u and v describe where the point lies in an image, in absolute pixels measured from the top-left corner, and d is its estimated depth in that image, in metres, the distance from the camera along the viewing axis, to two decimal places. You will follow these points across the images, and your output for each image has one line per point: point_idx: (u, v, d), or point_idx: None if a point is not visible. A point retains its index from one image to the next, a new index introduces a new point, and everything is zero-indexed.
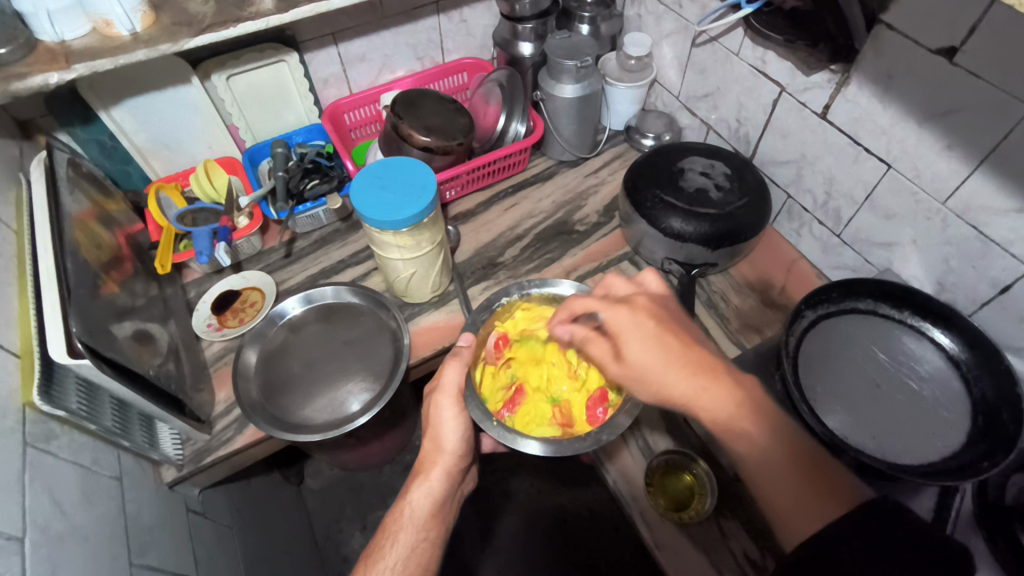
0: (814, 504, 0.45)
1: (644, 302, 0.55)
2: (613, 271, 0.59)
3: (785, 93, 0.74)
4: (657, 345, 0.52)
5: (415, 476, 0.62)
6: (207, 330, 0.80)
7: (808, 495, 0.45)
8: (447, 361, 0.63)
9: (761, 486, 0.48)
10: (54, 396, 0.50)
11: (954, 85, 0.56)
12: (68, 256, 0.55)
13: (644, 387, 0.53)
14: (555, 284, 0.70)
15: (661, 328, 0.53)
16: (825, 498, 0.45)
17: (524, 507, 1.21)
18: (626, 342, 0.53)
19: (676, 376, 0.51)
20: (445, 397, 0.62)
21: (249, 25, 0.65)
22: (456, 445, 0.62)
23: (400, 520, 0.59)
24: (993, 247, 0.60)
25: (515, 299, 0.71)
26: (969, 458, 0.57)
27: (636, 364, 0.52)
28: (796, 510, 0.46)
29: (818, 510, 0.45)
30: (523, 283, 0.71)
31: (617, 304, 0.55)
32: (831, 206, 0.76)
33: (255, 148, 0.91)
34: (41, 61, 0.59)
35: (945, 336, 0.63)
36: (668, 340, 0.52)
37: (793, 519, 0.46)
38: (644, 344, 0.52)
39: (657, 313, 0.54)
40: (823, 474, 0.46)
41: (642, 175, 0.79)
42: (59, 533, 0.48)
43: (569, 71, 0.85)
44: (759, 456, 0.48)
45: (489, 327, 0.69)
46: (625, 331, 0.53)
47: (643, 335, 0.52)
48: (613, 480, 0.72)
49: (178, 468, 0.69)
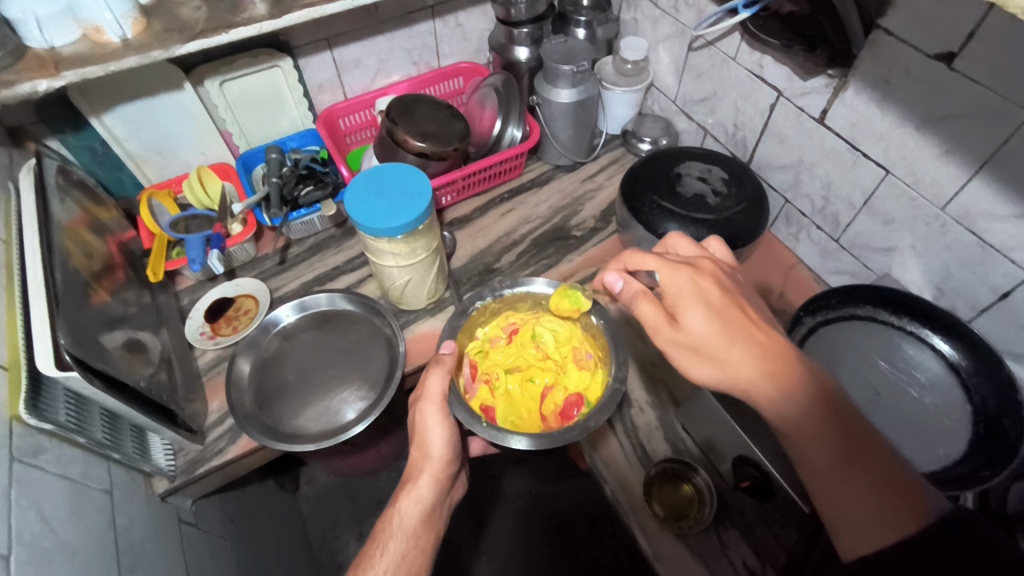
0: (888, 513, 0.42)
1: (709, 267, 0.53)
2: (676, 232, 0.58)
3: (782, 98, 0.73)
4: (720, 321, 0.48)
5: (403, 485, 0.61)
6: (200, 339, 0.79)
7: (879, 504, 0.42)
8: (428, 368, 0.61)
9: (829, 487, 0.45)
10: (42, 409, 0.49)
11: (953, 91, 0.55)
12: (58, 265, 0.54)
13: (695, 360, 0.49)
14: (527, 283, 0.71)
15: (725, 302, 0.49)
16: (903, 508, 0.41)
17: (522, 514, 1.20)
18: (687, 309, 0.49)
19: (739, 355, 0.47)
20: (430, 405, 0.60)
21: (242, 31, 0.64)
22: (443, 451, 0.61)
23: (389, 529, 0.58)
24: (992, 253, 0.59)
25: (489, 302, 0.70)
26: (971, 467, 0.56)
27: (692, 336, 0.49)
28: (867, 519, 0.42)
29: (890, 524, 0.41)
30: (495, 284, 0.71)
31: (676, 266, 0.51)
32: (829, 211, 0.75)
33: (249, 153, 0.90)
34: (30, 69, 0.58)
35: (945, 343, 0.62)
36: (734, 313, 0.49)
37: (858, 529, 0.43)
38: (708, 314, 0.49)
39: (723, 283, 0.51)
40: (894, 481, 0.43)
41: (639, 180, 0.79)
42: (47, 549, 0.47)
43: (565, 76, 0.84)
44: (824, 455, 0.45)
45: (464, 333, 0.69)
46: (687, 300, 0.50)
47: (706, 305, 0.49)
48: (612, 490, 0.71)
49: (170, 480, 0.68)
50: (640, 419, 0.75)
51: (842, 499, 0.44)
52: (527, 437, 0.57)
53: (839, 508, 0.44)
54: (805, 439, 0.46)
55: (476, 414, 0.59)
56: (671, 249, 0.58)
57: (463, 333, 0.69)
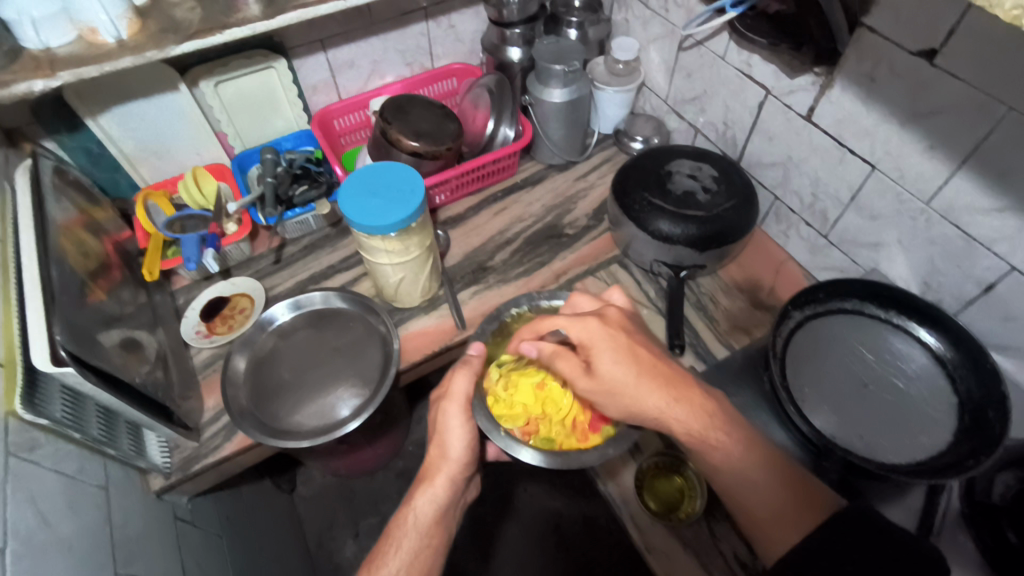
0: (793, 512, 0.48)
1: (614, 315, 0.58)
2: (580, 291, 0.64)
3: (770, 95, 0.74)
4: (629, 359, 0.53)
5: (419, 483, 0.61)
6: (196, 337, 0.79)
7: (790, 506, 0.49)
8: (455, 369, 0.62)
9: (744, 498, 0.51)
10: (38, 405, 0.50)
11: (934, 87, 0.57)
12: (53, 264, 0.55)
13: (612, 401, 0.54)
14: (565, 296, 0.69)
15: (632, 343, 0.54)
16: (806, 508, 0.49)
17: (519, 511, 1.21)
18: (598, 354, 0.54)
19: (648, 392, 0.52)
20: (452, 405, 0.60)
21: (236, 32, 0.65)
22: (462, 453, 0.61)
23: (403, 527, 0.58)
24: (976, 247, 0.60)
25: (525, 311, 0.69)
26: (956, 457, 0.57)
27: (608, 381, 0.53)
28: (777, 519, 0.49)
29: (797, 521, 0.48)
30: (533, 293, 0.69)
31: (584, 317, 0.55)
32: (817, 207, 0.76)
33: (244, 154, 0.91)
34: (26, 69, 0.59)
35: (930, 334, 0.64)
36: (639, 355, 0.53)
37: (773, 530, 0.49)
38: (617, 360, 0.53)
39: (627, 326, 0.57)
40: (799, 483, 0.50)
41: (631, 178, 0.80)
42: (43, 543, 0.48)
43: (556, 76, 0.85)
44: (731, 471, 0.51)
45: (495, 339, 0.68)
46: (598, 345, 0.54)
47: (615, 348, 0.53)
48: (604, 485, 0.71)
49: (166, 477, 0.68)
50: None
51: (755, 506, 0.50)
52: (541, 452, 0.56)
53: (751, 512, 0.50)
54: (715, 457, 0.51)
55: (496, 422, 0.59)
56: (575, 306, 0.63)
57: (494, 339, 0.68)
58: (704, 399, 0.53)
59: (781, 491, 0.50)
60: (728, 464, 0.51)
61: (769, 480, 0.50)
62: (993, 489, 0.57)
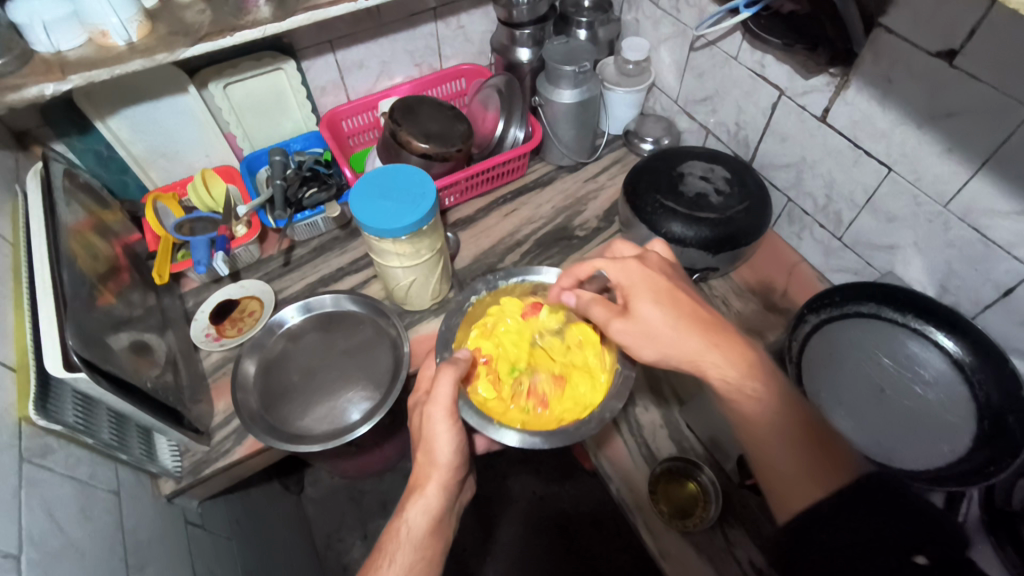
0: (815, 470, 0.44)
1: (655, 259, 0.60)
2: (621, 238, 0.62)
3: (784, 96, 0.74)
4: (669, 302, 0.55)
5: (410, 493, 0.59)
6: (206, 340, 0.79)
7: (811, 466, 0.45)
8: (442, 371, 0.60)
9: (763, 453, 0.49)
10: (50, 411, 0.50)
11: (954, 88, 0.56)
12: (65, 269, 0.55)
13: (647, 344, 0.55)
14: (536, 272, 0.71)
15: (672, 287, 0.56)
16: (831, 467, 0.44)
17: (527, 513, 1.20)
18: (638, 301, 0.55)
19: (688, 335, 0.53)
20: (436, 410, 0.58)
21: (247, 34, 0.65)
22: (450, 458, 0.59)
23: (396, 540, 0.57)
24: (996, 250, 0.59)
25: (483, 297, 0.70)
26: (975, 463, 0.57)
27: (645, 324, 0.55)
28: (792, 484, 0.46)
29: (817, 481, 0.44)
30: (488, 277, 0.71)
31: (625, 260, 0.57)
32: (832, 209, 0.75)
33: (253, 155, 0.90)
34: (36, 73, 0.59)
35: (950, 340, 0.63)
36: (678, 300, 0.55)
37: (791, 488, 0.45)
38: (657, 303, 0.55)
39: (666, 271, 0.58)
40: (827, 444, 0.46)
41: (643, 180, 0.79)
42: (57, 549, 0.47)
43: (567, 76, 0.84)
44: (762, 426, 0.50)
45: (461, 336, 0.68)
46: (638, 288, 0.56)
47: (655, 294, 0.55)
48: (617, 489, 0.71)
49: (176, 481, 0.68)
50: (644, 418, 0.76)
51: (773, 458, 0.48)
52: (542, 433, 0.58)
53: (769, 468, 0.48)
54: (747, 404, 0.51)
55: (486, 416, 0.60)
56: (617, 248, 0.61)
57: (460, 335, 0.68)
58: (750, 351, 0.53)
59: (799, 454, 0.46)
60: (757, 415, 0.50)
61: (794, 441, 0.47)
62: (1013, 495, 0.56)
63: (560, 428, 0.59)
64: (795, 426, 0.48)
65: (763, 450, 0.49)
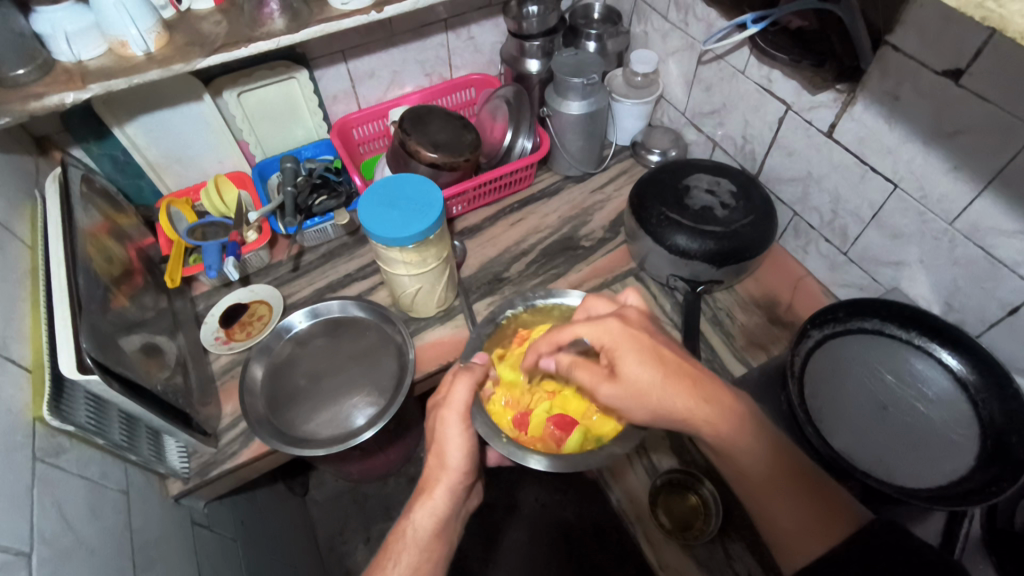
0: (816, 525, 0.50)
1: (634, 315, 0.58)
2: (591, 295, 0.64)
3: (791, 111, 0.74)
4: (654, 362, 0.53)
5: (418, 496, 0.60)
6: (215, 343, 0.80)
7: (813, 514, 0.50)
8: (457, 376, 0.61)
9: (761, 501, 0.53)
10: (64, 411, 0.51)
11: (960, 108, 0.56)
12: (81, 272, 0.56)
13: (639, 406, 0.53)
14: (561, 294, 0.71)
15: (657, 345, 0.54)
16: (828, 518, 0.50)
17: (530, 520, 1.20)
18: (621, 359, 0.54)
19: (674, 396, 0.52)
20: (450, 414, 0.59)
21: (261, 45, 0.67)
22: (461, 462, 0.60)
23: (403, 540, 0.57)
24: (1001, 268, 0.59)
25: (520, 312, 0.71)
26: (980, 481, 0.56)
27: (634, 384, 0.53)
28: (801, 531, 0.50)
29: (817, 539, 0.49)
30: (528, 294, 0.71)
31: (603, 320, 0.55)
32: (837, 224, 0.76)
33: (266, 162, 0.93)
34: (58, 81, 0.61)
35: (952, 357, 0.63)
36: (663, 356, 0.54)
37: (795, 543, 0.50)
38: (642, 361, 0.53)
39: (648, 328, 0.56)
40: (828, 494, 0.51)
41: (649, 191, 0.80)
42: (67, 547, 0.48)
43: (575, 88, 0.85)
44: (755, 475, 0.52)
45: (490, 345, 0.69)
46: (621, 347, 0.54)
47: (640, 351, 0.53)
48: (618, 500, 0.71)
49: (184, 481, 0.69)
50: (648, 432, 0.76)
51: (775, 512, 0.52)
52: (547, 457, 0.57)
53: (772, 522, 0.52)
54: (741, 462, 0.52)
55: (497, 429, 0.59)
56: (591, 310, 0.64)
57: (488, 345, 0.69)
58: (730, 401, 0.53)
59: (803, 499, 0.51)
60: (750, 463, 0.52)
61: (787, 485, 0.52)
62: (1015, 516, 0.56)
63: (568, 454, 0.58)
64: (791, 476, 0.52)
65: (763, 494, 0.52)
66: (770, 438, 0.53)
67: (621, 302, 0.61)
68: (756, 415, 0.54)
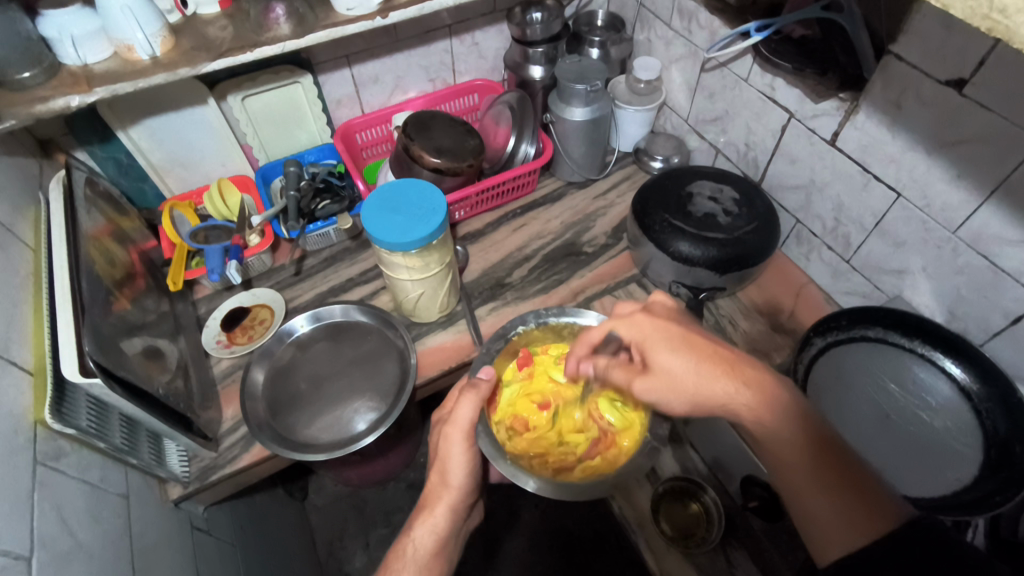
0: (856, 520, 0.41)
1: (661, 309, 0.57)
2: (623, 295, 0.62)
3: (794, 119, 0.74)
4: (688, 351, 0.52)
5: (419, 512, 0.60)
6: (216, 347, 0.80)
7: (848, 507, 0.43)
8: (461, 395, 0.60)
9: (793, 491, 0.46)
10: (65, 414, 0.51)
11: (963, 117, 0.56)
12: (84, 276, 0.56)
13: (676, 396, 0.52)
14: (578, 314, 0.70)
15: (687, 333, 0.53)
16: (867, 510, 0.42)
17: (531, 527, 1.20)
18: (654, 351, 0.53)
19: (710, 381, 0.50)
20: (454, 431, 0.59)
21: (266, 50, 0.67)
22: (463, 481, 0.60)
23: (402, 559, 0.57)
24: (1005, 277, 0.59)
25: (532, 328, 0.70)
26: (983, 492, 0.57)
27: (670, 374, 0.52)
28: (835, 525, 0.42)
29: (861, 529, 0.41)
30: (540, 311, 0.71)
31: (632, 315, 0.55)
32: (840, 232, 0.76)
33: (268, 166, 0.93)
34: (63, 85, 0.61)
35: (957, 366, 0.62)
36: (696, 344, 0.53)
37: (831, 539, 0.42)
38: (676, 351, 0.52)
39: (677, 319, 0.55)
40: (858, 479, 0.44)
41: (652, 199, 0.79)
42: (65, 551, 0.48)
43: (578, 95, 0.85)
44: (790, 460, 0.47)
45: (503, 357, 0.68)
46: (652, 340, 0.53)
47: (672, 342, 0.53)
48: (620, 507, 0.74)
49: (183, 486, 0.69)
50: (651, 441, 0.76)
51: (811, 508, 0.44)
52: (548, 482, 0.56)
53: (810, 519, 0.44)
54: (776, 447, 0.48)
55: (501, 449, 0.58)
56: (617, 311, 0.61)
57: (501, 358, 0.68)
58: (772, 385, 0.50)
59: (836, 490, 0.44)
60: (783, 448, 0.47)
61: (825, 478, 0.45)
62: (1019, 527, 0.56)
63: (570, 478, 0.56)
64: (822, 457, 0.45)
65: (797, 492, 0.46)
66: (813, 417, 0.48)
67: (649, 299, 0.58)
68: (798, 399, 0.49)
